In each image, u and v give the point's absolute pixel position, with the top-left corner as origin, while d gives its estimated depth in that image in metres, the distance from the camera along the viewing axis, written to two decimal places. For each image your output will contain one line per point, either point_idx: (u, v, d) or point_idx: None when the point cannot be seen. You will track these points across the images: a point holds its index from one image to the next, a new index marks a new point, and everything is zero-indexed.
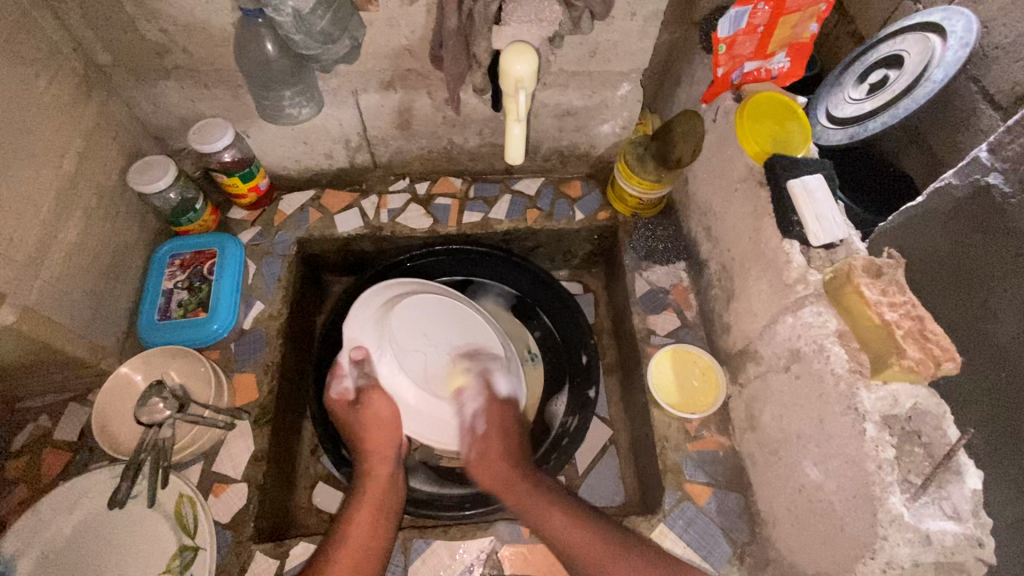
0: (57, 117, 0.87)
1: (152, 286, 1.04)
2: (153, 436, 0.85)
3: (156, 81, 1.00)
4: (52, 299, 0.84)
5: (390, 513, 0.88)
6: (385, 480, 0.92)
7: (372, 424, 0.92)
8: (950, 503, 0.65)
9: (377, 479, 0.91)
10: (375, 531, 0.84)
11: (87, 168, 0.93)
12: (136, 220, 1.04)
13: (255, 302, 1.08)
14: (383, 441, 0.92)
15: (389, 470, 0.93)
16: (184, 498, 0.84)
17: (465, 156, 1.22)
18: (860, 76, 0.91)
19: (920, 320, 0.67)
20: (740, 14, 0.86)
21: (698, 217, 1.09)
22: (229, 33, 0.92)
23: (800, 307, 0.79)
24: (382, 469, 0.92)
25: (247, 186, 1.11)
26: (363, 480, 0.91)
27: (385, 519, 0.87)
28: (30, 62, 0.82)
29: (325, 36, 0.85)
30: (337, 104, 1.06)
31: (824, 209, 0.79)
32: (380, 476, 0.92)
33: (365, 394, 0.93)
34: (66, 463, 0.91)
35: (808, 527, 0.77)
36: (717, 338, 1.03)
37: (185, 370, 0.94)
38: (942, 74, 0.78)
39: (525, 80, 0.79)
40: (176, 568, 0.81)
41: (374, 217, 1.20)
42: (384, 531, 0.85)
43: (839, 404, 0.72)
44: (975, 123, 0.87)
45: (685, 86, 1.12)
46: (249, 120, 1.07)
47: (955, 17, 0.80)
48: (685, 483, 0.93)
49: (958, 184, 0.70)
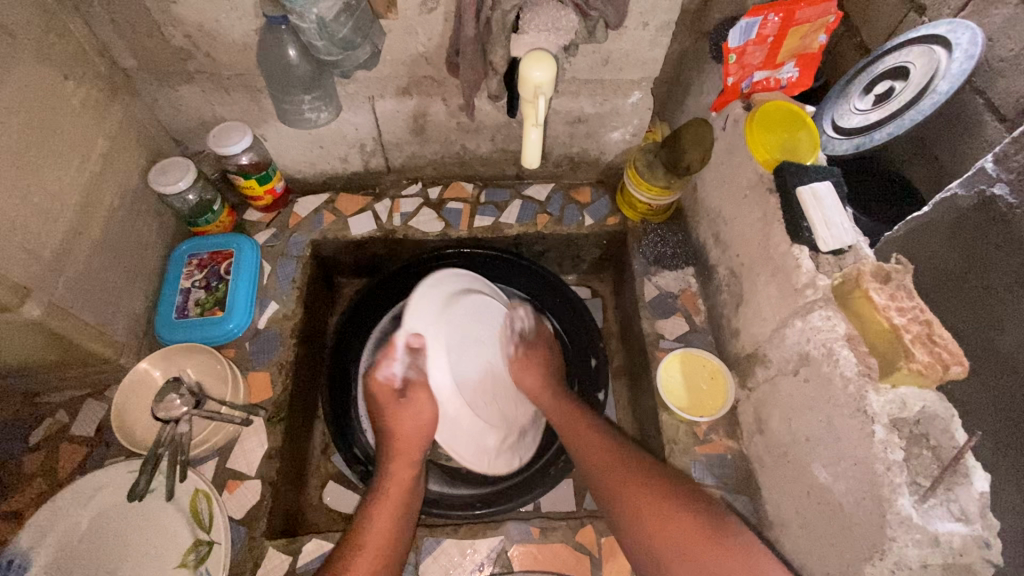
0: (84, 119, 0.89)
1: (170, 285, 1.06)
2: (171, 431, 0.87)
3: (178, 85, 1.03)
4: (76, 296, 0.86)
5: (409, 518, 0.87)
6: (408, 481, 0.91)
7: (414, 419, 0.91)
8: (958, 505, 0.65)
9: (398, 482, 0.90)
10: (395, 534, 0.83)
11: (111, 169, 0.95)
12: (156, 220, 1.06)
13: (270, 302, 1.10)
14: (414, 443, 0.91)
15: (412, 475, 0.91)
16: (200, 493, 0.86)
17: (477, 162, 1.24)
18: (865, 87, 0.93)
19: (928, 325, 0.69)
20: (750, 24, 0.89)
21: (707, 223, 1.11)
22: (251, 39, 0.94)
23: (809, 311, 0.81)
24: (404, 474, 0.91)
25: (263, 189, 1.13)
26: (384, 482, 0.90)
27: (406, 522, 0.86)
28: (59, 65, 0.84)
29: (347, 43, 0.87)
30: (353, 109, 1.08)
31: (834, 215, 0.79)
32: (400, 479, 0.90)
33: (413, 387, 0.92)
34: (83, 457, 0.93)
35: (816, 529, 0.78)
36: (725, 343, 1.04)
37: (202, 368, 0.96)
38: (947, 86, 0.79)
39: (543, 87, 0.81)
40: (191, 562, 0.82)
41: (386, 221, 1.22)
42: (402, 537, 0.84)
43: (847, 406, 0.73)
44: (979, 135, 0.84)
45: (695, 94, 1.14)
46: (268, 124, 1.10)
47: (960, 30, 0.81)
48: (694, 485, 0.94)
49: (963, 195, 0.72)
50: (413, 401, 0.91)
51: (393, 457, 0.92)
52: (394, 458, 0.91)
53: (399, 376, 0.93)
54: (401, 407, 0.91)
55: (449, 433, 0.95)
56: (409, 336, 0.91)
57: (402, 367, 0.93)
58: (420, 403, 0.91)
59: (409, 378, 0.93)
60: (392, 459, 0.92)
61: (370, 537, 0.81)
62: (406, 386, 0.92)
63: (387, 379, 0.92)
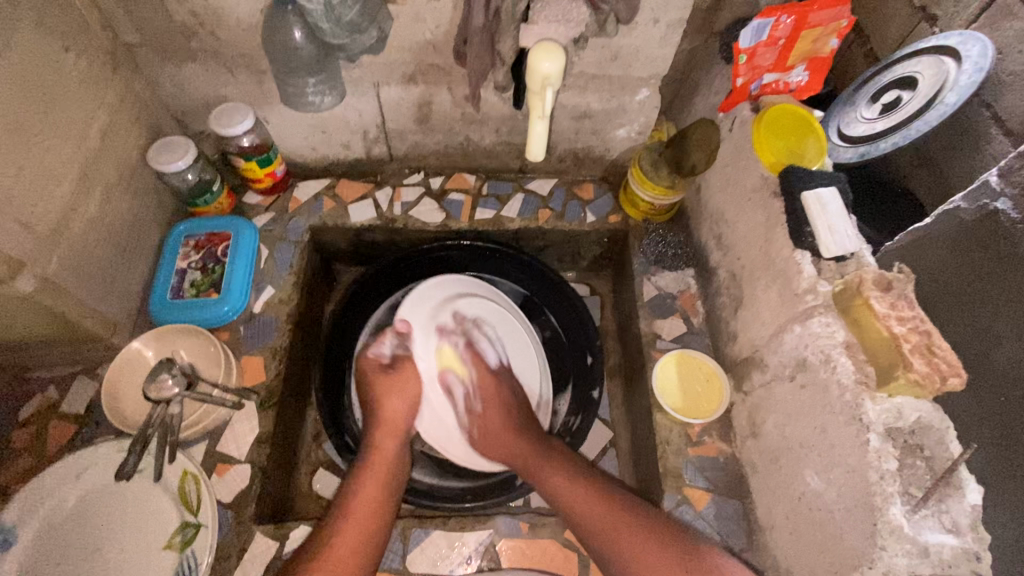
0: (84, 92, 0.88)
1: (166, 264, 1.05)
2: (161, 412, 0.84)
3: (180, 63, 1.01)
4: (70, 272, 0.85)
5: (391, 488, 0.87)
6: (393, 452, 0.92)
7: (399, 394, 0.94)
8: (949, 517, 0.65)
9: (383, 454, 0.91)
10: (380, 507, 0.83)
11: (110, 144, 0.94)
12: (153, 199, 1.05)
13: (266, 286, 1.09)
14: (402, 417, 0.94)
15: (397, 449, 0.92)
16: (188, 475, 0.85)
17: (481, 154, 1.23)
18: (873, 96, 0.92)
19: (927, 335, 0.68)
20: (762, 25, 0.88)
21: (709, 225, 1.10)
22: (257, 19, 0.93)
23: (809, 317, 0.80)
24: (390, 447, 0.92)
25: (263, 172, 1.12)
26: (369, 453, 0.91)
27: (390, 493, 0.86)
28: (59, 36, 0.83)
29: (353, 26, 0.86)
30: (358, 95, 1.07)
31: (837, 220, 0.79)
32: (385, 450, 0.91)
33: (401, 362, 0.97)
34: (71, 436, 0.92)
35: (806, 536, 0.78)
36: (722, 346, 1.04)
37: (195, 350, 0.96)
38: (955, 98, 0.79)
39: (553, 77, 0.80)
40: (176, 544, 0.81)
41: (387, 209, 1.21)
42: (387, 507, 0.84)
43: (843, 413, 0.72)
44: (983, 150, 0.83)
45: (703, 94, 1.13)
46: (271, 106, 1.09)
47: (971, 42, 0.81)
48: (685, 487, 0.93)
49: (966, 209, 0.71)
50: (400, 376, 0.95)
51: (378, 429, 0.93)
52: (379, 429, 0.93)
53: (388, 354, 0.99)
54: (387, 379, 0.95)
55: (431, 424, 0.99)
56: (399, 322, 0.99)
57: (390, 348, 0.99)
58: (406, 378, 0.95)
59: (397, 356, 0.98)
60: (379, 430, 0.93)
61: (357, 505, 0.82)
62: (393, 362, 0.97)
63: (375, 356, 0.98)
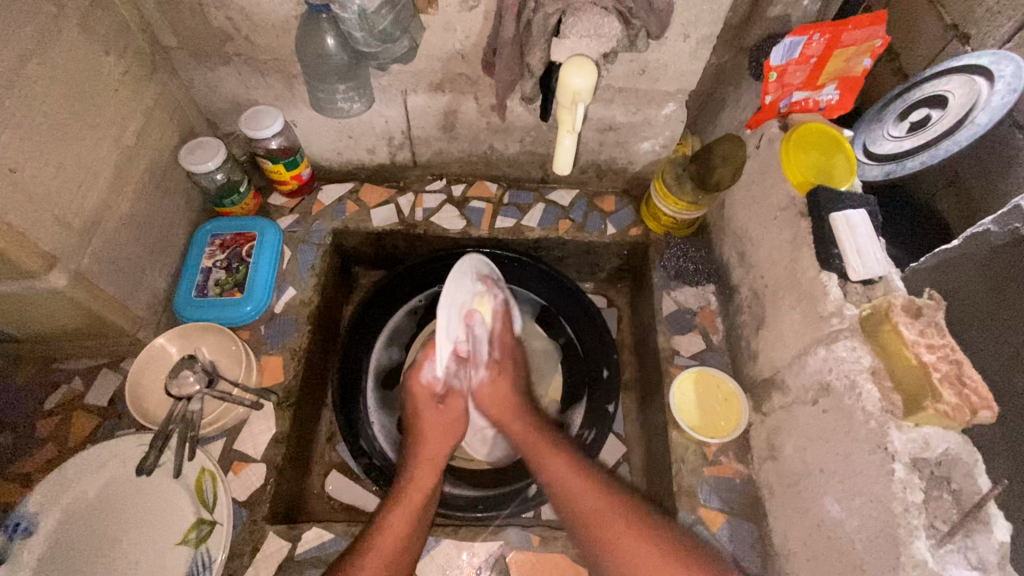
0: (122, 92, 0.90)
1: (192, 263, 1.07)
2: (182, 408, 0.88)
3: (215, 66, 1.04)
4: (101, 268, 0.87)
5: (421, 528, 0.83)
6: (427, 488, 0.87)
7: (439, 426, 0.92)
8: (976, 554, 0.62)
9: (419, 486, 0.86)
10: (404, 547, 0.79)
11: (144, 145, 0.96)
12: (182, 197, 1.07)
13: (288, 287, 1.10)
14: (437, 446, 0.91)
15: (434, 481, 0.88)
16: (206, 472, 0.86)
17: (504, 163, 1.24)
18: (901, 113, 0.90)
19: (958, 364, 0.66)
20: (795, 43, 0.87)
21: (732, 242, 1.09)
22: (291, 25, 0.95)
23: (833, 341, 0.79)
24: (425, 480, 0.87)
25: (289, 174, 1.13)
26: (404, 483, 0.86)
27: (418, 530, 0.82)
28: (101, 38, 0.85)
29: (386, 36, 0.87)
30: (385, 101, 1.09)
31: (867, 244, 0.78)
32: (422, 485, 0.86)
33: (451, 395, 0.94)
34: (94, 427, 0.94)
35: (823, 563, 0.76)
36: (742, 365, 1.02)
37: (216, 348, 0.97)
38: (985, 119, 0.77)
39: (582, 94, 0.80)
40: (191, 540, 0.82)
41: (409, 215, 1.21)
42: (415, 539, 0.81)
43: (868, 441, 0.71)
44: (1016, 172, 0.79)
45: (729, 110, 1.12)
46: (299, 110, 1.10)
47: (1005, 62, 0.78)
48: (699, 508, 0.92)
49: (997, 232, 0.70)
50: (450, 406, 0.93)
51: (419, 463, 0.89)
52: (419, 463, 0.89)
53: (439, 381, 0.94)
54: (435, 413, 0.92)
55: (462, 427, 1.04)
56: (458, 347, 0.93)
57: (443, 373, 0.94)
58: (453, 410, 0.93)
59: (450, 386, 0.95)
60: (417, 463, 0.89)
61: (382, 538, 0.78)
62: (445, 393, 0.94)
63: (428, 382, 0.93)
